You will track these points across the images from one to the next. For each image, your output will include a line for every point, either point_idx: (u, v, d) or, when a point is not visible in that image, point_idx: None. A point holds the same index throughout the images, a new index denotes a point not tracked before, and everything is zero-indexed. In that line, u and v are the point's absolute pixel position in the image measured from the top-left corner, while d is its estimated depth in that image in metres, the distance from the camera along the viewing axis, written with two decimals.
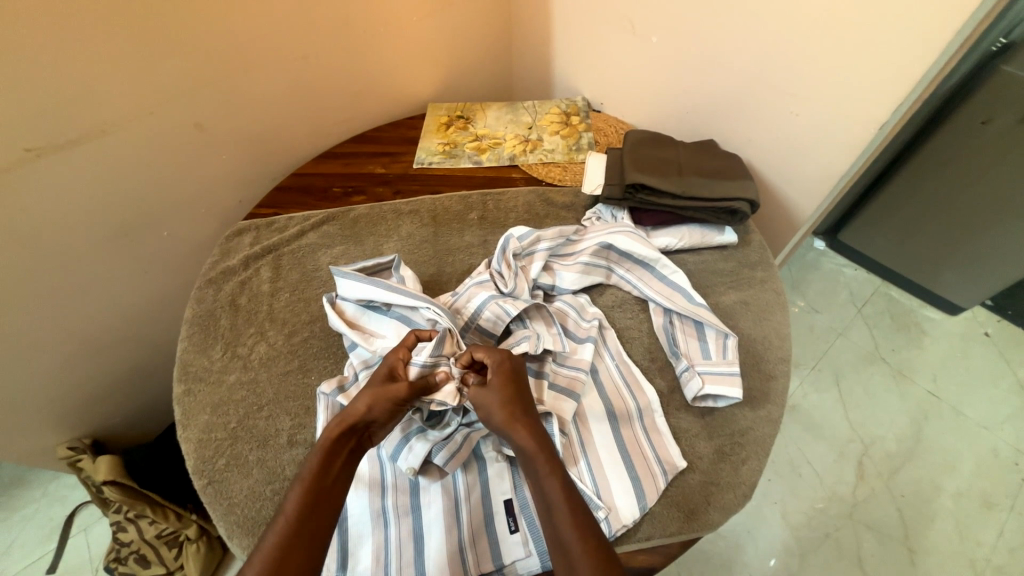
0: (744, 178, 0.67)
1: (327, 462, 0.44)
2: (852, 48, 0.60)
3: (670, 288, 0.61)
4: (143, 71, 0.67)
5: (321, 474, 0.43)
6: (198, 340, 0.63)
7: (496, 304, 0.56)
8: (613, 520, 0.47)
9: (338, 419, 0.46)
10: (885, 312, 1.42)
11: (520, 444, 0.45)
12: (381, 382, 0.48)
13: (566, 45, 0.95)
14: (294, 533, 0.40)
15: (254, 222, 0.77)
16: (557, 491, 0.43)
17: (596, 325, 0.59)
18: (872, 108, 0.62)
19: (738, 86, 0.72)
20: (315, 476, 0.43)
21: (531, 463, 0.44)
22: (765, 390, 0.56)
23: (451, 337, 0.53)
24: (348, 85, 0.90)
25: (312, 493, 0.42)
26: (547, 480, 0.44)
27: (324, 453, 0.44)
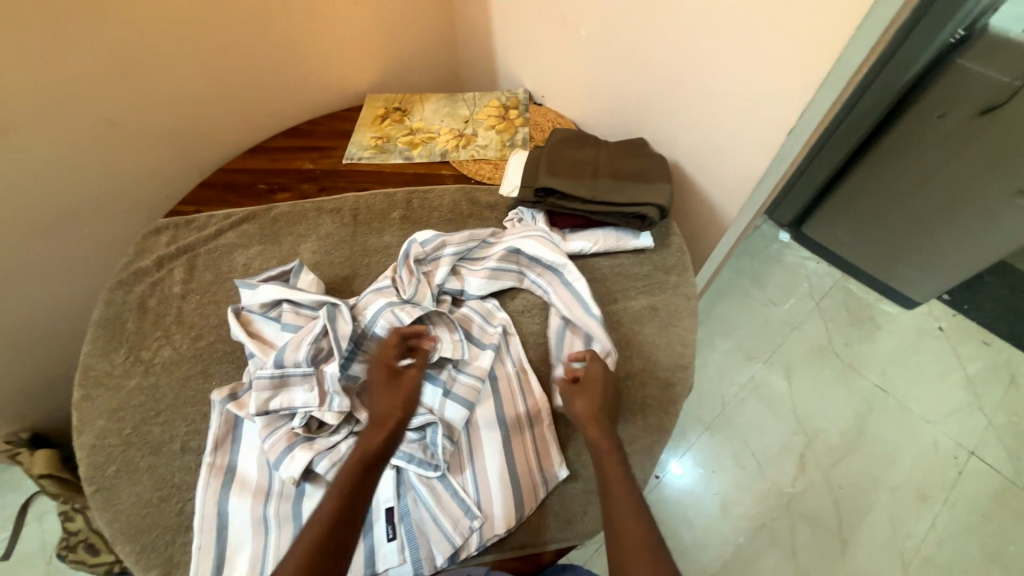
0: (661, 180, 0.66)
1: (363, 471, 0.44)
2: (764, 50, 0.58)
3: (572, 296, 0.60)
4: (41, 65, 0.64)
5: (355, 482, 0.44)
6: (102, 343, 0.62)
7: (390, 312, 0.55)
8: (488, 530, 0.48)
9: (375, 426, 0.48)
10: (842, 306, 1.41)
11: (598, 443, 0.47)
12: (389, 379, 0.51)
13: (506, 33, 0.92)
14: (336, 535, 0.40)
15: (172, 220, 0.74)
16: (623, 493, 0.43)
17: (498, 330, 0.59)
18: (781, 113, 0.60)
19: (666, 84, 0.71)
20: (347, 483, 0.43)
21: (603, 462, 0.46)
22: (662, 399, 0.56)
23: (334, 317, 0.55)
24: (277, 75, 0.87)
25: (346, 501, 0.42)
26: (613, 474, 0.45)
27: (358, 458, 0.45)
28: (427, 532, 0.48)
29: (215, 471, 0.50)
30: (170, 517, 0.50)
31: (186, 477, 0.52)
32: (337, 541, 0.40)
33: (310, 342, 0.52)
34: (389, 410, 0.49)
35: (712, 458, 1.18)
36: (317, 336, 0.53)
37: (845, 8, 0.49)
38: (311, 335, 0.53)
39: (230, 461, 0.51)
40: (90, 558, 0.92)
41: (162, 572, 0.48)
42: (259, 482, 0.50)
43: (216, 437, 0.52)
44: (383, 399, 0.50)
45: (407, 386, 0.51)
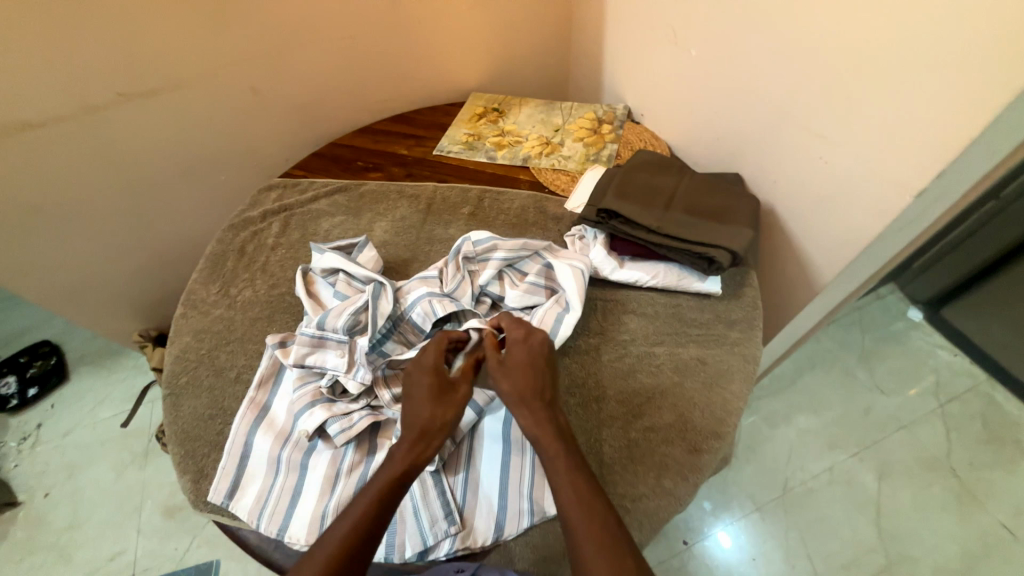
0: (743, 225, 0.59)
1: (398, 485, 0.45)
2: (900, 94, 0.49)
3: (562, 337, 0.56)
4: (212, 38, 0.78)
5: (389, 495, 0.44)
6: (206, 274, 0.73)
7: (427, 302, 0.57)
8: (462, 540, 0.48)
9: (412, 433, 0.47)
10: (977, 415, 1.13)
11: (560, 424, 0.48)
12: (433, 387, 0.49)
13: (617, 47, 0.90)
14: (359, 546, 0.41)
15: (283, 181, 0.85)
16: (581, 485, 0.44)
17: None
18: (908, 169, 0.50)
19: (776, 118, 0.63)
20: (382, 493, 0.44)
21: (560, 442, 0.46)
22: (684, 464, 0.51)
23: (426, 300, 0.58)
24: (395, 65, 0.95)
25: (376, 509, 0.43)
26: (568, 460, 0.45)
27: (395, 471, 0.45)
28: (406, 520, 0.48)
29: (253, 405, 0.56)
30: (212, 434, 0.58)
31: (231, 404, 0.60)
32: (357, 551, 0.41)
33: (350, 312, 0.57)
34: (430, 418, 0.47)
35: (760, 545, 1.03)
36: (358, 309, 0.57)
37: (1019, 52, 0.39)
38: (353, 307, 0.57)
39: (265, 401, 0.57)
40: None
41: (193, 478, 0.55)
42: (283, 426, 0.55)
43: (261, 376, 0.58)
44: (425, 405, 0.48)
45: (432, 387, 0.49)
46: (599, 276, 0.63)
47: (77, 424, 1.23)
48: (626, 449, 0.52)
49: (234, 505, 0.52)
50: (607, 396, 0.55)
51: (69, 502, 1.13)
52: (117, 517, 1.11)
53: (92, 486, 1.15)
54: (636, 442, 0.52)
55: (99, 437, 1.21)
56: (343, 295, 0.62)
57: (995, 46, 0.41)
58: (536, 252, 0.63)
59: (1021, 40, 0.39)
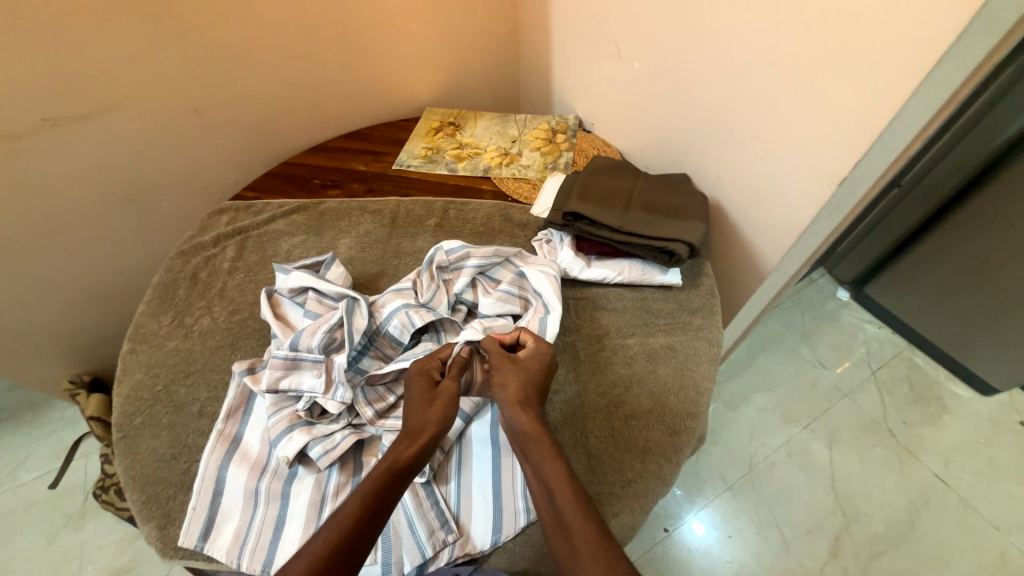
0: (696, 219, 0.64)
1: (389, 484, 0.44)
2: (819, 95, 0.55)
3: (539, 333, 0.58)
4: (150, 57, 0.74)
5: (381, 496, 0.43)
6: (154, 305, 0.68)
7: (404, 313, 0.57)
8: (461, 547, 0.47)
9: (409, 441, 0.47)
10: (903, 379, 1.27)
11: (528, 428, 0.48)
12: (425, 392, 0.50)
13: (564, 62, 0.95)
14: (348, 543, 0.40)
15: (235, 203, 0.82)
16: (558, 475, 0.45)
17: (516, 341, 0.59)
18: (832, 161, 0.57)
19: (715, 122, 0.69)
20: (371, 493, 0.43)
21: (534, 445, 0.47)
22: (665, 446, 0.53)
23: (402, 312, 0.57)
24: (347, 83, 0.94)
25: (366, 511, 0.42)
26: (547, 456, 0.47)
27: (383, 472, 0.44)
28: (401, 536, 0.47)
29: (222, 438, 0.53)
30: (177, 474, 0.54)
31: (195, 440, 0.56)
32: (350, 547, 0.40)
33: (320, 332, 0.55)
34: (428, 421, 0.48)
35: (733, 522, 1.08)
36: (332, 326, 0.56)
37: (906, 59, 0.47)
38: (323, 327, 0.56)
39: (236, 432, 0.54)
40: (120, 501, 0.95)
41: (158, 525, 0.51)
42: (258, 456, 0.53)
43: (229, 406, 0.55)
44: (424, 411, 0.49)
45: (425, 392, 0.50)
46: (569, 276, 0.66)
47: None
48: (611, 438, 0.54)
49: (209, 547, 0.48)
50: (588, 391, 0.57)
51: None
52: None
53: (20, 558, 1.01)
54: (619, 431, 0.54)
55: (23, 502, 1.07)
56: (316, 314, 0.60)
57: (889, 53, 0.48)
58: (506, 258, 0.64)
59: (909, 48, 0.46)
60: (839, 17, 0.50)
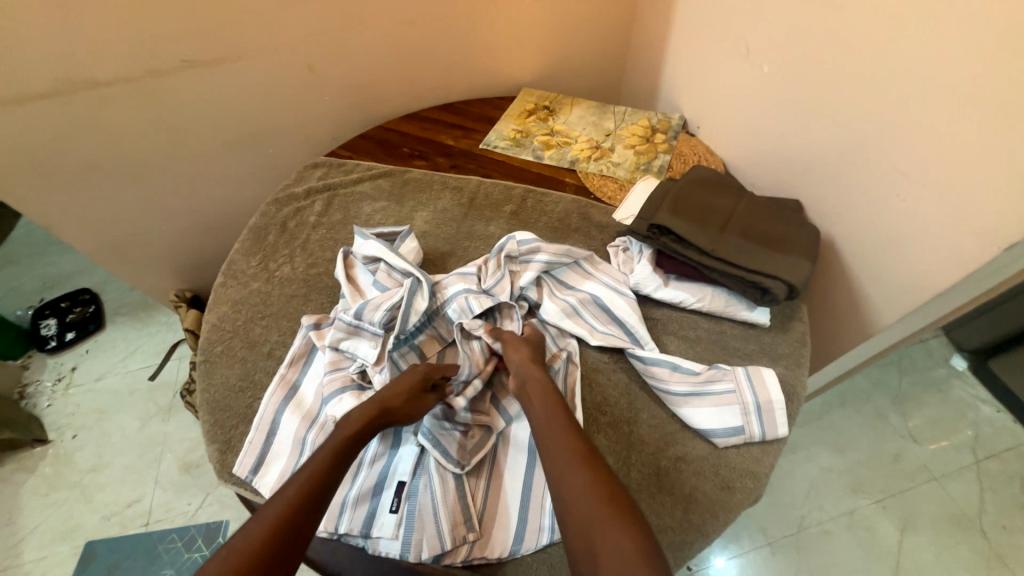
0: (803, 256, 0.56)
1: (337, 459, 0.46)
2: (999, 134, 0.45)
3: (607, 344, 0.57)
4: (275, 12, 0.78)
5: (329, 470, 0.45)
6: (246, 246, 0.74)
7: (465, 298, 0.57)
8: (479, 547, 0.47)
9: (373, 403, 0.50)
10: (1015, 477, 1.07)
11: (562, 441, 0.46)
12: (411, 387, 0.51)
13: (680, 56, 0.86)
14: (291, 519, 0.41)
15: (329, 160, 0.85)
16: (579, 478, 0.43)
17: (563, 354, 0.56)
18: (999, 217, 0.47)
19: (852, 148, 0.59)
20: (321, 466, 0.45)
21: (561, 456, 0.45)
22: (714, 500, 0.49)
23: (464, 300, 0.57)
24: (450, 52, 0.93)
25: (313, 485, 0.43)
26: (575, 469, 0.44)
27: (338, 442, 0.47)
28: (423, 521, 0.48)
29: (284, 384, 0.57)
30: (241, 406, 0.59)
31: (259, 380, 0.61)
32: (299, 518, 0.41)
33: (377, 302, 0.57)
34: (394, 399, 0.50)
35: None
36: (395, 304, 0.57)
37: None
38: (380, 299, 0.57)
39: (297, 380, 0.58)
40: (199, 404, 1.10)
41: (220, 448, 0.56)
42: (310, 409, 0.56)
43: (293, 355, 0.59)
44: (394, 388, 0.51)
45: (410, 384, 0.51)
46: (641, 293, 0.61)
47: (107, 372, 1.28)
48: (654, 476, 0.50)
49: (258, 481, 0.53)
50: (638, 419, 0.53)
51: (95, 445, 1.18)
52: (136, 465, 1.15)
53: (119, 434, 1.19)
54: (665, 471, 0.50)
55: (128, 387, 1.26)
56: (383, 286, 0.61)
57: None
58: (577, 261, 0.62)
59: None
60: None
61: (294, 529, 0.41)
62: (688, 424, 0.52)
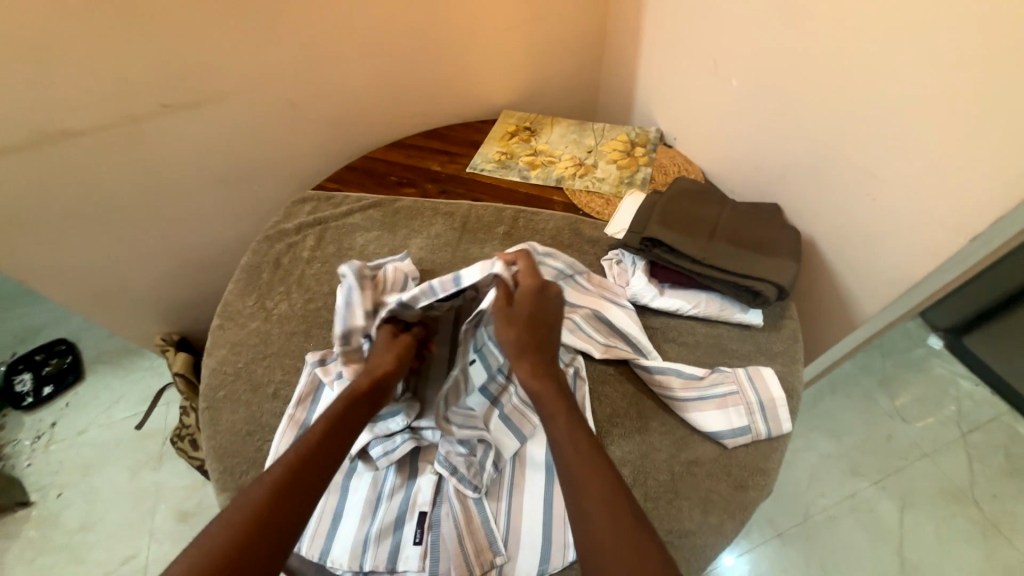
0: (787, 257, 0.59)
1: (329, 433, 0.47)
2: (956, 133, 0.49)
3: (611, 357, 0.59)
4: (257, 52, 0.79)
5: (321, 443, 0.46)
6: (241, 286, 0.74)
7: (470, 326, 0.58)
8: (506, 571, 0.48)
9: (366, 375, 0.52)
10: (998, 448, 1.12)
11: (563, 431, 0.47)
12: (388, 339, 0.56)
13: (652, 72, 0.91)
14: (285, 492, 0.42)
15: (317, 194, 0.86)
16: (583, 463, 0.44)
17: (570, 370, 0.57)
18: (965, 208, 0.51)
19: (823, 152, 0.63)
20: (317, 440, 0.46)
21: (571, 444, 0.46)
22: (730, 500, 0.50)
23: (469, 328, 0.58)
24: (431, 81, 0.96)
25: (305, 457, 0.45)
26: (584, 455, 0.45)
27: (330, 419, 0.48)
28: (449, 549, 0.48)
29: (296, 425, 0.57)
30: (250, 450, 0.58)
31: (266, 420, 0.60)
32: (292, 491, 0.43)
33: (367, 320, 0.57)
34: (382, 361, 0.53)
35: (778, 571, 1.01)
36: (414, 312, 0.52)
37: None
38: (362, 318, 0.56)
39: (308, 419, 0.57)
40: (193, 449, 1.07)
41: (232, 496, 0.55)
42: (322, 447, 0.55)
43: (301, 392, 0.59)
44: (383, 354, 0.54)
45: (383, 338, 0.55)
46: (638, 303, 0.63)
47: (91, 424, 1.23)
48: (670, 482, 0.51)
49: None
50: (649, 428, 0.55)
51: (83, 503, 1.13)
52: (129, 520, 1.11)
53: (108, 488, 1.14)
54: (680, 476, 0.52)
55: (114, 438, 1.21)
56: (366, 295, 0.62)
57: None
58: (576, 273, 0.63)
59: None
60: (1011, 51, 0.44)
61: (288, 505, 0.42)
62: (698, 428, 0.54)
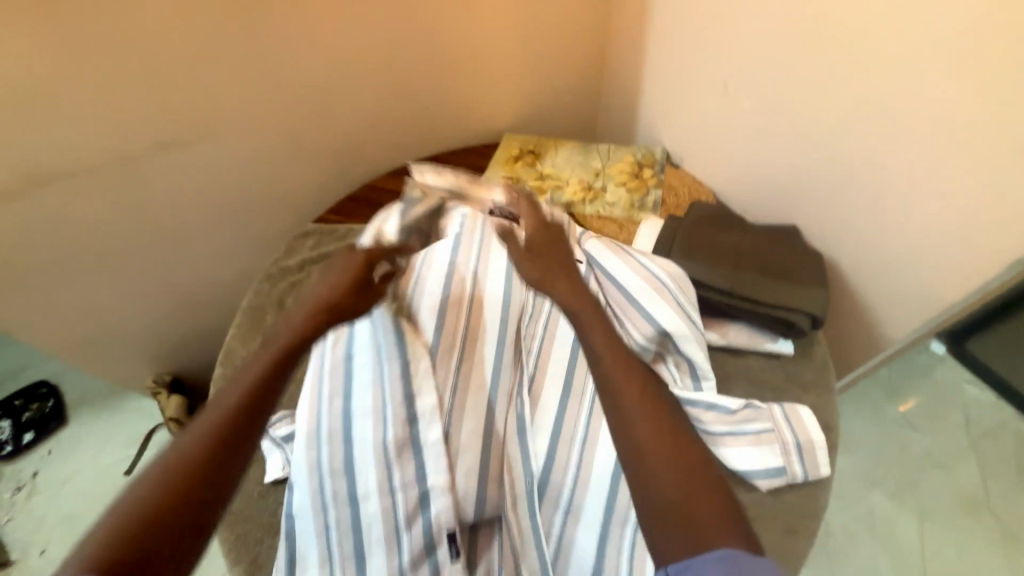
0: (818, 284, 0.58)
1: (213, 449, 0.42)
2: (979, 158, 0.52)
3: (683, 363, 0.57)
4: (259, 85, 0.77)
5: (197, 462, 0.41)
6: (244, 330, 0.70)
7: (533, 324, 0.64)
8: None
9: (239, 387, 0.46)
10: (1009, 453, 1.12)
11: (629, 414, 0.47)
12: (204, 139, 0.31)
13: (655, 94, 0.91)
14: (166, 518, 0.38)
15: (319, 227, 0.83)
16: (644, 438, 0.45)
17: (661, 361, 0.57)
18: (999, 229, 0.53)
19: (843, 174, 0.63)
20: (179, 460, 0.40)
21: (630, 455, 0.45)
22: (782, 548, 0.48)
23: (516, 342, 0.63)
24: (434, 107, 0.94)
25: (177, 481, 0.39)
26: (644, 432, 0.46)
27: (213, 429, 0.43)
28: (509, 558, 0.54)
29: (329, 421, 0.55)
30: (267, 515, 0.56)
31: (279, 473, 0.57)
32: (175, 517, 0.38)
33: None
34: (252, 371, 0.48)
35: None
36: None
37: None
38: None
39: (339, 414, 0.55)
40: None
41: (246, 568, 0.53)
42: (347, 452, 0.54)
43: (329, 374, 0.57)
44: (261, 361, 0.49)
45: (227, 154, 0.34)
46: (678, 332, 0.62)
47: (77, 471, 1.16)
48: None
49: None
50: None
51: None
52: None
53: None
54: None
55: (101, 486, 1.14)
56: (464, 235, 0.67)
57: None
58: (663, 280, 0.58)
59: None
60: None
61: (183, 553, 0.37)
62: (731, 470, 0.52)
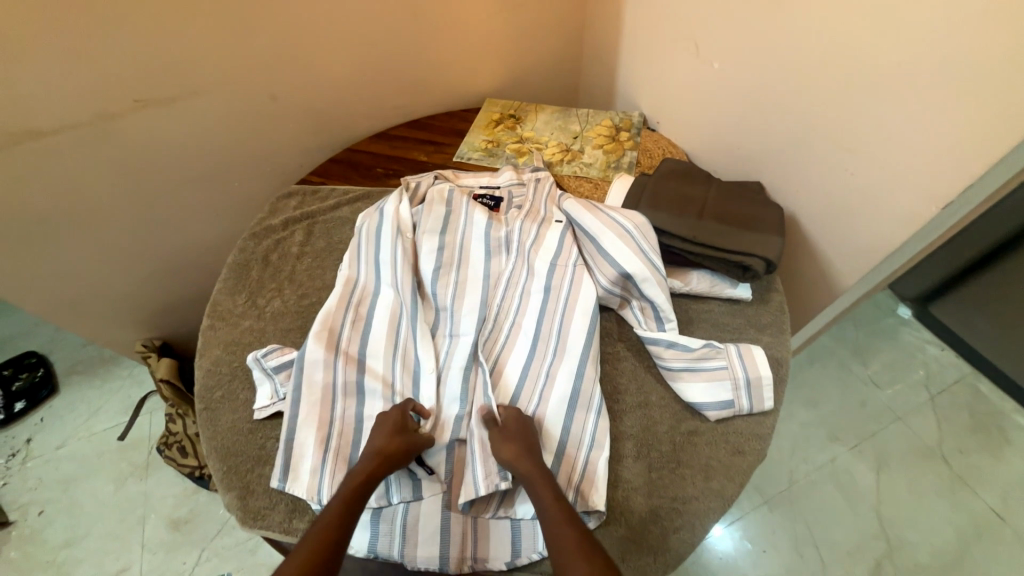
0: (776, 232, 0.62)
1: None
2: (916, 109, 0.53)
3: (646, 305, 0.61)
4: (231, 43, 0.76)
5: None
6: (229, 285, 0.72)
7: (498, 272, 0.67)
8: (506, 502, 0.54)
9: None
10: (963, 407, 1.19)
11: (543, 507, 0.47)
12: None
13: (633, 58, 0.92)
14: None
15: (302, 188, 0.84)
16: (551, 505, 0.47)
17: (627, 305, 0.63)
18: (932, 179, 0.54)
19: (804, 131, 0.66)
20: None
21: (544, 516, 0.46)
22: (730, 466, 0.53)
23: (490, 289, 0.66)
24: (414, 70, 0.95)
25: None
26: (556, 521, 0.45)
27: None
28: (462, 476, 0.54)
29: (345, 353, 0.60)
30: (254, 448, 0.57)
31: (267, 402, 0.59)
32: None
33: None
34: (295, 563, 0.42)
35: (768, 536, 1.06)
36: None
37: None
38: None
39: (355, 348, 0.61)
40: (182, 457, 1.04)
41: (239, 495, 0.55)
42: (358, 379, 0.60)
43: (351, 318, 0.63)
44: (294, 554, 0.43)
45: None
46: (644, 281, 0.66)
47: (70, 437, 1.19)
48: (672, 453, 0.54)
49: (290, 485, 0.53)
50: (651, 401, 0.57)
51: (66, 517, 1.09)
52: (118, 533, 1.07)
53: (94, 501, 1.11)
54: (682, 446, 0.54)
55: (96, 450, 1.17)
56: (454, 206, 0.71)
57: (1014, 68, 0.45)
58: (627, 231, 0.62)
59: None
60: (977, 30, 0.46)
61: None
62: (685, 399, 0.56)
